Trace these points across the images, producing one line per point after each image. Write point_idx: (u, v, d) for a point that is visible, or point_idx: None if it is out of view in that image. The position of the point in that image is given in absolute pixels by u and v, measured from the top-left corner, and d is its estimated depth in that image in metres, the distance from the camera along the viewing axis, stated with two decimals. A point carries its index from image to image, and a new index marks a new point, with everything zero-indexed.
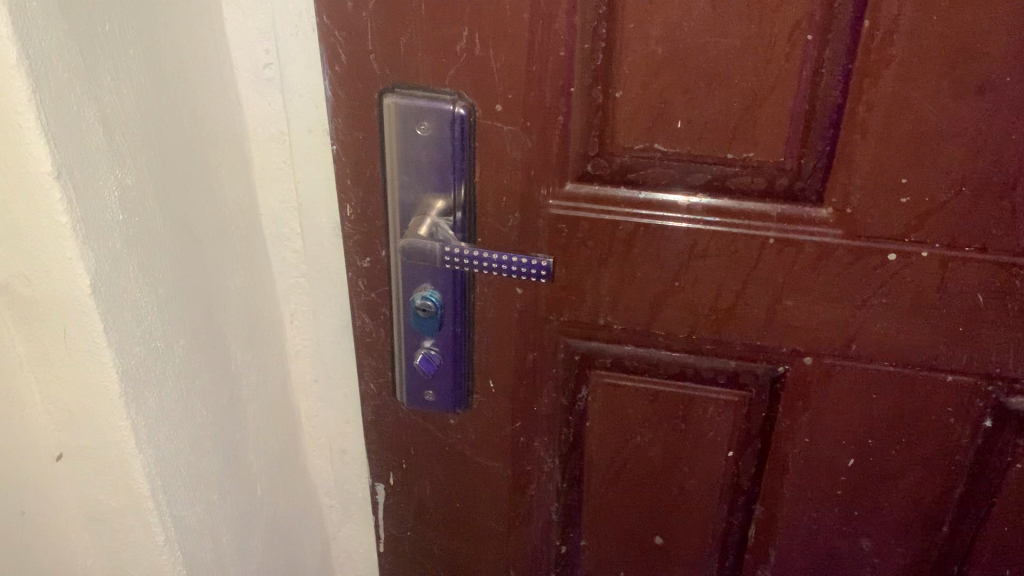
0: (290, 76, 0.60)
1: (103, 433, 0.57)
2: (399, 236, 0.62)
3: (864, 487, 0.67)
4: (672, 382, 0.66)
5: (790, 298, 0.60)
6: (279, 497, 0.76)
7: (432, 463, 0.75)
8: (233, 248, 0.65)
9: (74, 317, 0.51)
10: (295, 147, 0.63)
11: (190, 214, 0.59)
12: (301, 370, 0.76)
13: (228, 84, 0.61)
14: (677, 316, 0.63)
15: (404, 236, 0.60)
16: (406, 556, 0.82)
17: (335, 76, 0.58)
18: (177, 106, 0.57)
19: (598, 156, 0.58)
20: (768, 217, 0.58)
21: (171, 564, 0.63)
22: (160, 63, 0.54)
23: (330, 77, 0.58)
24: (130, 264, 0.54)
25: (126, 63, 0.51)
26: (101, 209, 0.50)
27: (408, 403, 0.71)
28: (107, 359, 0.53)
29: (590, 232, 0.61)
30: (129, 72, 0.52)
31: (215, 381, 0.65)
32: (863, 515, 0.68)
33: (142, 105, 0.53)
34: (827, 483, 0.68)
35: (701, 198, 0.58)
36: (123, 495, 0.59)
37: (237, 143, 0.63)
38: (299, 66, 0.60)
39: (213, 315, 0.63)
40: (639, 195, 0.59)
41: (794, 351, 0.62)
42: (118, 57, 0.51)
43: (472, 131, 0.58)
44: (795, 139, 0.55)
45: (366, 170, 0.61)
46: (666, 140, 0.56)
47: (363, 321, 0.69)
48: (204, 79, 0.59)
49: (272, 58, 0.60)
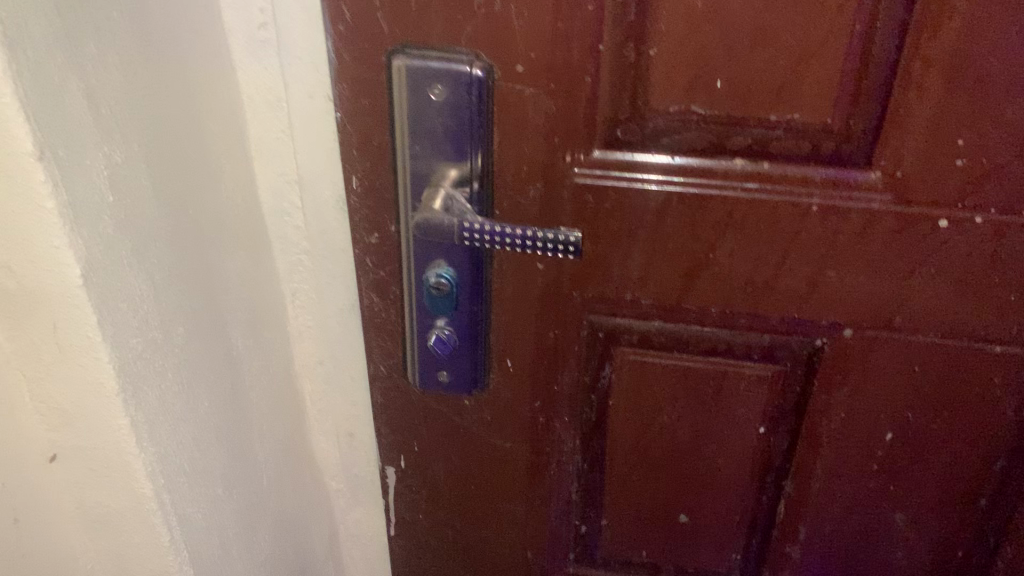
0: (288, 38, 0.55)
1: (99, 432, 0.52)
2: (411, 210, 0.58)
3: (903, 462, 0.64)
4: (701, 358, 0.63)
5: (832, 268, 0.57)
6: (284, 485, 0.72)
7: (446, 445, 0.72)
8: (231, 227, 0.60)
9: (63, 311, 0.47)
10: (293, 116, 0.58)
11: (184, 192, 0.54)
12: (304, 351, 0.71)
13: (220, 48, 0.56)
14: (711, 289, 0.59)
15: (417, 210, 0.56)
16: (418, 539, 0.79)
17: (339, 36, 0.53)
18: (167, 73, 0.51)
19: (628, 120, 0.54)
20: (812, 182, 0.54)
21: (176, 565, 0.59)
22: (147, 26, 0.49)
23: (333, 38, 0.53)
24: (123, 249, 0.49)
25: (111, 27, 0.46)
26: (89, 191, 0.45)
27: (421, 385, 0.67)
28: (102, 354, 0.49)
29: (619, 203, 0.56)
30: (114, 37, 0.46)
31: (216, 370, 0.60)
32: (899, 490, 0.66)
33: (129, 74, 0.48)
34: (862, 458, 0.65)
35: (739, 163, 0.54)
36: (124, 496, 0.55)
37: (232, 112, 0.58)
38: (298, 27, 0.54)
39: (212, 300, 0.59)
40: (673, 161, 0.55)
41: (834, 323, 0.59)
42: (101, 20, 0.45)
43: (491, 95, 0.53)
44: (845, 99, 0.51)
45: (374, 139, 0.57)
46: (704, 102, 0.52)
47: (371, 301, 0.65)
48: (194, 43, 0.53)
49: (267, 18, 0.55)
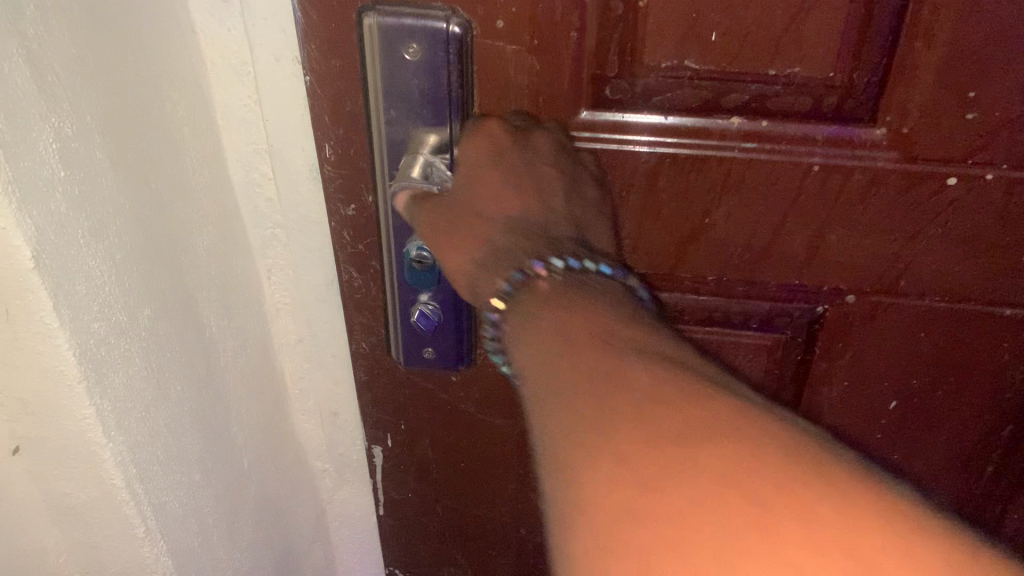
0: None
1: (63, 423, 0.49)
2: (388, 179, 0.55)
3: (906, 430, 0.63)
4: (697, 328, 0.60)
5: (834, 231, 0.54)
6: (266, 467, 0.70)
7: (434, 422, 0.70)
8: (198, 201, 0.56)
9: (16, 296, 0.44)
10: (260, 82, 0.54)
11: (144, 164, 0.51)
12: (282, 329, 0.68)
13: (177, 8, 0.52)
14: (706, 256, 0.56)
15: (397, 181, 0.53)
16: (408, 518, 0.77)
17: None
18: (119, 37, 0.47)
19: (617, 78, 0.50)
20: (813, 141, 0.51)
21: (154, 556, 0.56)
22: None
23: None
24: (78, 226, 0.45)
25: None
26: (37, 166, 0.42)
27: (404, 361, 0.65)
28: (60, 341, 0.45)
29: (608, 167, 0.53)
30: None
31: (188, 352, 0.57)
32: (903, 458, 0.64)
33: (76, 37, 0.44)
34: (864, 426, 0.63)
35: (736, 122, 0.51)
36: (94, 487, 0.52)
37: (193, 78, 0.54)
38: None
39: (181, 279, 0.56)
40: (665, 121, 0.51)
41: (836, 289, 0.56)
42: None
43: (469, 53, 0.50)
44: (848, 52, 0.47)
45: (346, 104, 0.53)
46: (698, 57, 0.48)
47: (350, 275, 0.62)
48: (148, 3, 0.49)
49: None
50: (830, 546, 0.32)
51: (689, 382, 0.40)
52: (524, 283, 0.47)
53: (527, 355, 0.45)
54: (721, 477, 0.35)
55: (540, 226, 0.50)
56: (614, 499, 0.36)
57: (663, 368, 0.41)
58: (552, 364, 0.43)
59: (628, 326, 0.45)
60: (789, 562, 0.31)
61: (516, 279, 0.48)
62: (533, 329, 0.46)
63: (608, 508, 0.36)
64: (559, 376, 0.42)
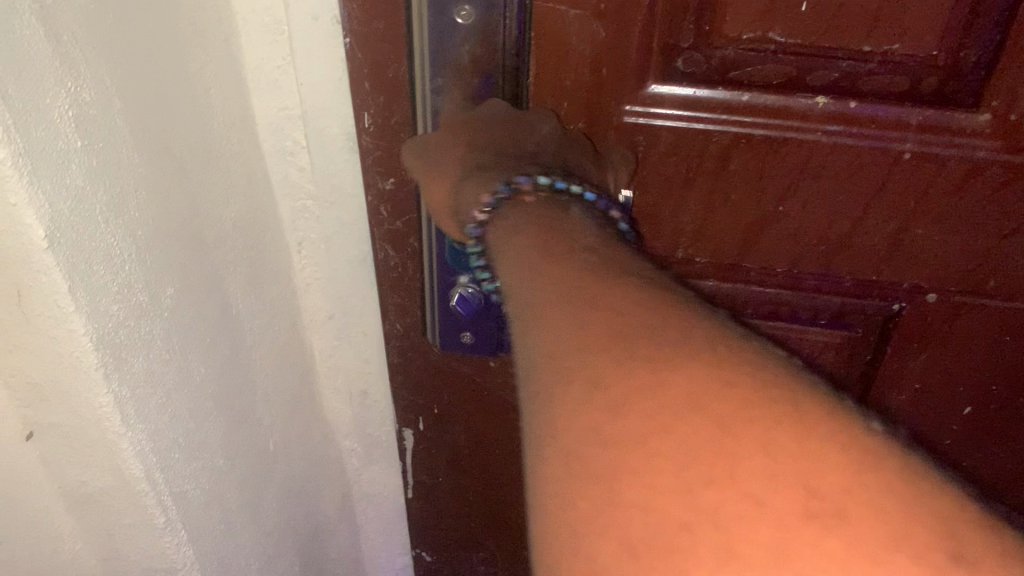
0: None
1: (78, 410, 0.46)
2: None
3: (980, 436, 0.59)
4: (760, 322, 0.57)
5: (920, 224, 0.49)
6: (291, 448, 0.66)
7: (469, 408, 0.67)
8: (225, 171, 0.52)
9: (26, 277, 0.40)
10: (294, 42, 0.49)
11: (167, 130, 0.46)
12: (312, 306, 0.64)
13: None
14: (776, 246, 0.52)
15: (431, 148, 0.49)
16: (437, 501, 0.74)
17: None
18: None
19: (692, 50, 0.45)
20: (906, 126, 0.45)
21: (174, 546, 0.53)
22: None
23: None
24: (96, 201, 0.41)
25: None
26: (50, 137, 0.38)
27: (441, 345, 0.62)
28: (76, 326, 0.42)
29: (675, 147, 0.48)
30: None
31: (212, 332, 0.53)
32: (973, 464, 0.61)
33: None
34: (928, 428, 0.59)
35: (821, 101, 0.45)
36: (111, 476, 0.49)
37: (221, 35, 0.49)
38: None
39: (205, 254, 0.51)
40: (742, 99, 0.46)
41: (916, 287, 0.52)
42: None
43: (528, 17, 0.45)
44: (956, 28, 0.42)
45: (388, 70, 0.48)
46: (786, 29, 0.43)
47: (386, 253, 0.58)
48: None
49: None
50: (840, 522, 0.24)
51: (687, 313, 0.34)
52: (510, 196, 0.43)
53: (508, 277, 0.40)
54: (696, 409, 0.28)
55: (531, 146, 0.46)
56: (567, 432, 0.30)
57: (663, 301, 0.35)
58: (525, 285, 0.38)
59: (613, 254, 0.39)
60: (765, 513, 0.25)
61: (495, 199, 0.43)
62: (512, 245, 0.41)
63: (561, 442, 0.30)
64: (530, 299, 0.37)
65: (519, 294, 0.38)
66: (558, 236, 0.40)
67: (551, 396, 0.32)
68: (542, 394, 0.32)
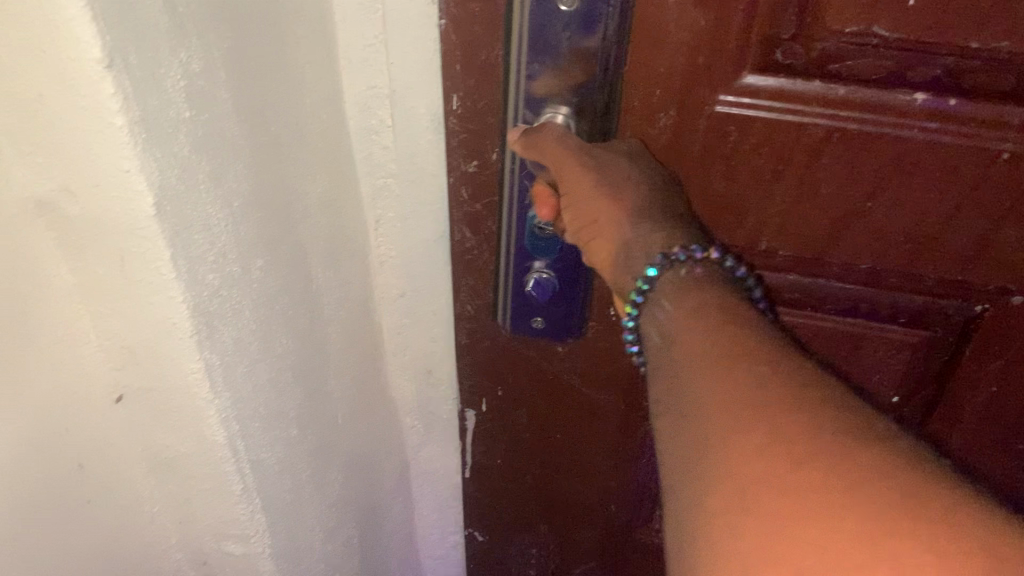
0: None
1: (169, 375, 0.47)
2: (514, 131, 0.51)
3: None
4: (837, 317, 0.56)
5: (1013, 226, 0.49)
6: (357, 422, 0.67)
7: (533, 392, 0.67)
8: (312, 148, 0.53)
9: (132, 242, 0.41)
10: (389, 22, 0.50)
11: (266, 105, 0.47)
12: (384, 283, 0.65)
13: None
14: (861, 242, 0.51)
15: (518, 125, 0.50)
16: (493, 482, 0.75)
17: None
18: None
19: (791, 41, 0.45)
20: (1006, 126, 0.45)
21: (248, 513, 0.54)
22: None
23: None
24: (200, 171, 0.42)
25: None
26: (163, 105, 0.38)
27: (510, 327, 0.62)
28: (175, 291, 0.42)
29: (765, 139, 0.48)
30: None
31: (295, 305, 0.54)
32: None
33: None
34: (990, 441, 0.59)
35: (920, 98, 0.45)
36: (193, 442, 0.50)
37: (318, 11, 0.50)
38: None
39: (291, 230, 0.52)
40: (839, 92, 0.46)
41: (1002, 289, 0.52)
42: None
43: (630, 7, 0.45)
44: None
45: (481, 52, 0.49)
46: (890, 23, 0.42)
47: (463, 235, 0.58)
48: None
49: None
50: None
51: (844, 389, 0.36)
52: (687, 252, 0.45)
53: (671, 330, 0.42)
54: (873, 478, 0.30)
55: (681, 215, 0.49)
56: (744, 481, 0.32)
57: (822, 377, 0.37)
58: (692, 340, 0.40)
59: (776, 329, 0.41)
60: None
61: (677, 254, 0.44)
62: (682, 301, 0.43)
63: (739, 492, 0.32)
64: (696, 352, 0.39)
65: (693, 345, 0.39)
66: (720, 298, 0.42)
67: (729, 445, 0.34)
68: (719, 442, 0.34)
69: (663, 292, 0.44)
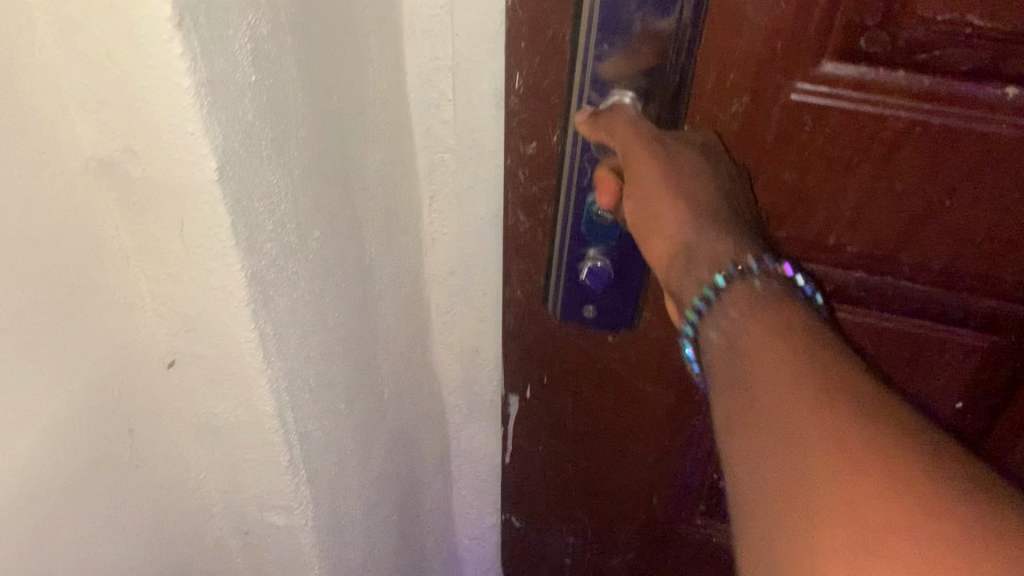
0: None
1: (221, 342, 0.46)
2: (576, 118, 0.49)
3: None
4: (902, 321, 0.54)
5: None
6: (403, 398, 0.67)
7: (580, 381, 0.66)
8: (373, 118, 0.52)
9: (193, 206, 0.40)
10: None
11: (333, 74, 0.46)
12: (436, 260, 0.64)
13: None
14: (935, 242, 0.50)
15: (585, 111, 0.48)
16: (532, 466, 0.74)
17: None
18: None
19: (877, 30, 0.43)
20: None
21: (292, 485, 0.54)
22: None
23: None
24: (264, 138, 0.41)
25: None
26: (230, 69, 0.38)
27: (561, 313, 0.61)
28: (229, 258, 0.42)
29: (842, 129, 0.47)
30: None
31: (349, 279, 0.54)
32: None
33: None
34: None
35: (1010, 95, 0.43)
36: (242, 410, 0.50)
37: None
38: None
39: (350, 202, 0.52)
40: (923, 85, 0.44)
41: None
42: None
43: None
44: None
45: (549, 30, 0.47)
46: (986, 14, 0.40)
47: (518, 218, 0.57)
48: None
49: None
50: None
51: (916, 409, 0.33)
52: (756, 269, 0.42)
53: (738, 342, 0.39)
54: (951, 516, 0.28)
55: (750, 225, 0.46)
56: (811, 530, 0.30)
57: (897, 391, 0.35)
58: (762, 359, 0.36)
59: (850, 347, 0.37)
60: None
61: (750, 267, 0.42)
62: (752, 317, 0.39)
63: (804, 543, 0.30)
64: (767, 373, 0.36)
65: (761, 366, 0.36)
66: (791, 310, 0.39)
67: (796, 489, 0.31)
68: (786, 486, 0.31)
69: (732, 301, 0.41)
